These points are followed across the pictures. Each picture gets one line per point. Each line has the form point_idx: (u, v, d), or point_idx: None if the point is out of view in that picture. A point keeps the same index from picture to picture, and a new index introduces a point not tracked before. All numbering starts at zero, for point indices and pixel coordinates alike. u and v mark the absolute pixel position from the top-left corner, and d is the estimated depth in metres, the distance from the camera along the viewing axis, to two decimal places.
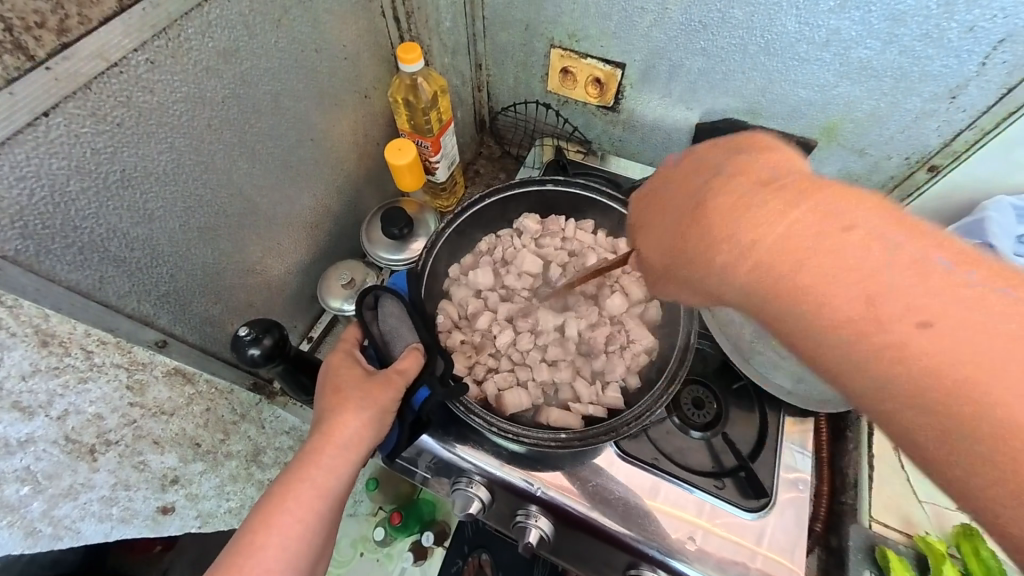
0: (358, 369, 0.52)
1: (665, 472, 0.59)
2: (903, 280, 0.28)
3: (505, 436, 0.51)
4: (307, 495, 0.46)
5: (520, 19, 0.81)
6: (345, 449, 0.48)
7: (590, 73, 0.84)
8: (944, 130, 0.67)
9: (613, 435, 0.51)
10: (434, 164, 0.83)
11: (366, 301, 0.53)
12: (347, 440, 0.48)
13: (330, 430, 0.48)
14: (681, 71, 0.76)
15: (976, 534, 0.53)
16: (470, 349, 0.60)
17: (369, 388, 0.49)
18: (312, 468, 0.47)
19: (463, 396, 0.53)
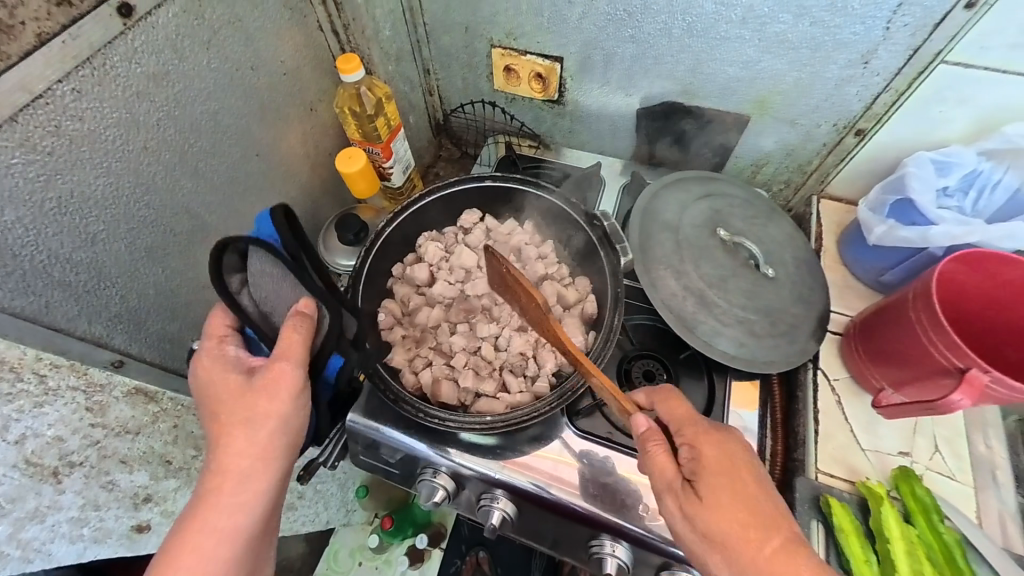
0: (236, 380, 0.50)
1: (617, 444, 0.62)
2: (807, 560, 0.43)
3: (430, 422, 0.53)
4: (206, 536, 0.48)
5: (460, 23, 0.84)
6: (234, 469, 0.49)
7: (532, 68, 0.87)
8: (863, 94, 0.69)
9: (535, 416, 0.53)
10: (388, 169, 0.85)
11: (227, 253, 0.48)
12: (239, 469, 0.49)
13: (217, 457, 0.49)
14: (615, 59, 0.80)
15: (913, 474, 0.54)
16: (412, 343, 0.62)
17: (251, 403, 0.49)
18: (206, 507, 0.49)
19: (392, 385, 0.55)
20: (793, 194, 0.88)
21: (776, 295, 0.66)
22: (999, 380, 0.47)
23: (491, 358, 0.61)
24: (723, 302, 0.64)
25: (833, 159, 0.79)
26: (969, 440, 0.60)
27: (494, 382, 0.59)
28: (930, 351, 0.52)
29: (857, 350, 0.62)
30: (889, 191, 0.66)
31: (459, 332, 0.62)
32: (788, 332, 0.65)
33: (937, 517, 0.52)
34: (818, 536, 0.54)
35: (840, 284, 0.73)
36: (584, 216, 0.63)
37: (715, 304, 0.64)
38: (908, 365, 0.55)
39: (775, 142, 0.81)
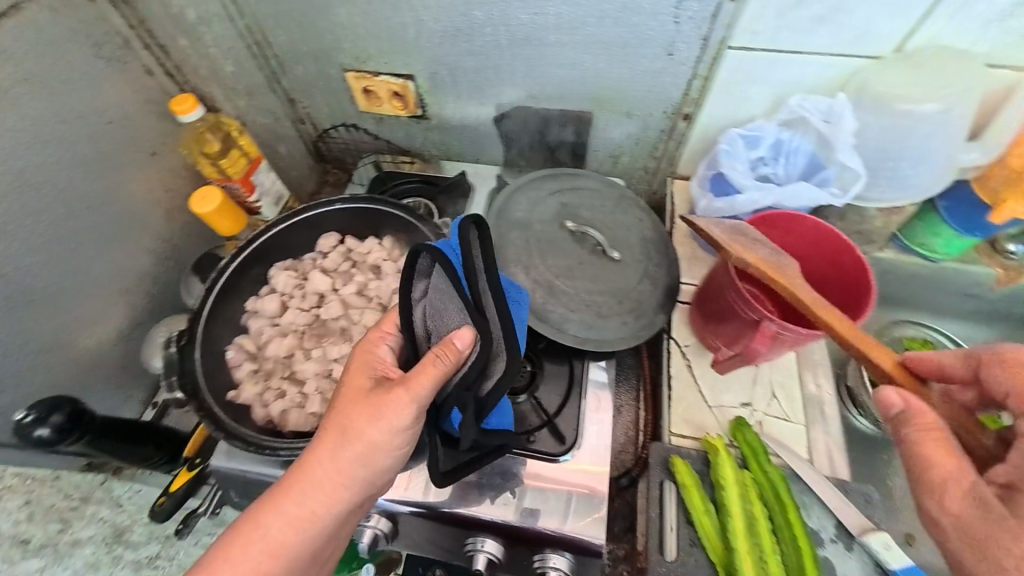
0: (359, 391, 0.51)
1: None
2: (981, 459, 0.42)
3: (263, 452, 0.52)
4: (254, 548, 0.47)
5: (307, 52, 0.85)
6: (318, 492, 0.49)
7: (387, 88, 0.89)
8: (678, 82, 0.75)
9: None
10: (254, 204, 0.84)
11: (419, 264, 0.50)
12: (308, 484, 0.49)
13: (292, 483, 0.48)
14: (460, 72, 0.83)
15: (744, 423, 0.59)
16: (262, 376, 0.60)
17: (320, 437, 0.49)
18: (265, 518, 0.48)
19: (228, 423, 0.53)
20: (654, 178, 0.94)
21: (622, 276, 0.71)
22: (783, 327, 0.52)
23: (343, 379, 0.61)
24: (571, 290, 0.68)
25: (674, 142, 0.85)
26: (801, 381, 0.66)
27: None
28: (737, 310, 0.57)
29: (697, 317, 0.68)
30: (709, 165, 0.72)
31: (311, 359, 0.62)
32: (636, 308, 0.69)
33: (764, 458, 0.57)
34: (669, 494, 0.58)
35: (690, 256, 0.79)
36: (428, 225, 0.65)
37: (563, 292, 0.67)
38: (728, 325, 0.61)
39: (622, 132, 0.87)
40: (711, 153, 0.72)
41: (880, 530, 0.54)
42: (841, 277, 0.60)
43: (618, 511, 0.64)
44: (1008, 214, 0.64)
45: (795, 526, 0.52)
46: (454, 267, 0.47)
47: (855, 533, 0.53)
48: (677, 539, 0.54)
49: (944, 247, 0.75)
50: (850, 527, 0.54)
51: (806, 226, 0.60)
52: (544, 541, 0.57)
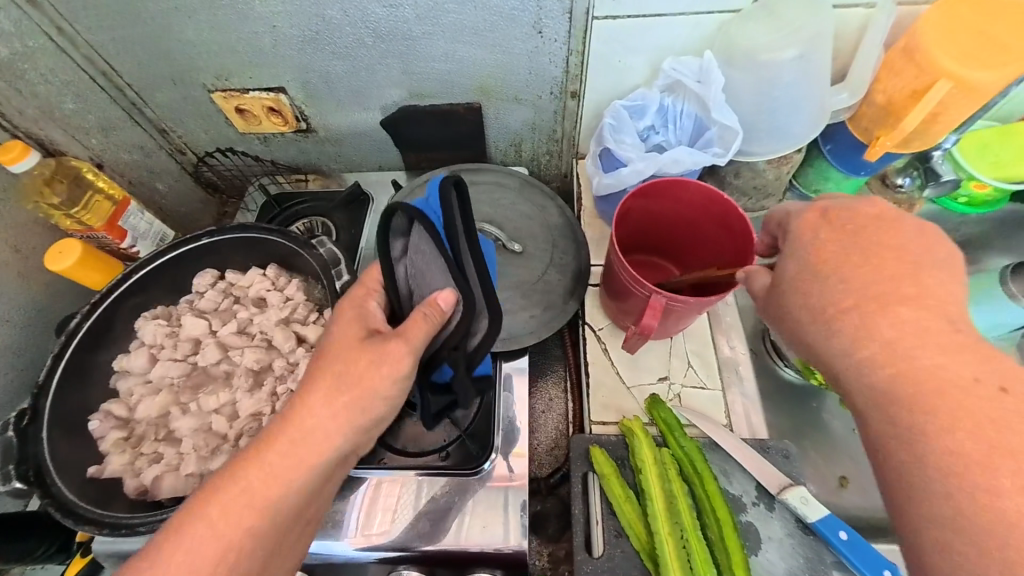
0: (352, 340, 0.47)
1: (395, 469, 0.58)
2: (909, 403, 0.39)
3: (122, 534, 0.47)
4: (238, 504, 0.42)
5: (162, 76, 0.78)
6: (302, 455, 0.44)
7: (261, 104, 0.83)
8: (556, 61, 0.73)
9: None
10: (129, 249, 0.78)
11: (395, 221, 0.48)
12: (305, 430, 0.45)
13: (275, 453, 0.44)
14: (333, 78, 0.78)
15: (659, 400, 0.58)
16: (132, 444, 0.56)
17: (316, 383, 0.46)
18: (253, 470, 0.43)
19: (81, 508, 0.48)
20: (560, 161, 0.92)
21: (525, 270, 0.69)
22: (670, 298, 0.52)
23: (226, 431, 0.56)
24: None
25: (570, 123, 0.83)
26: (715, 346, 0.66)
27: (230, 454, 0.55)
28: (630, 286, 0.56)
29: (606, 298, 0.66)
30: (599, 142, 0.71)
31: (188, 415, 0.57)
32: (543, 300, 0.67)
33: (680, 433, 0.56)
34: (593, 486, 0.56)
35: (598, 237, 0.77)
36: (304, 247, 0.60)
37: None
38: (627, 303, 0.60)
39: (516, 120, 0.84)
40: (599, 128, 0.70)
41: (797, 484, 0.54)
42: (730, 239, 0.59)
43: (552, 510, 0.63)
44: (880, 149, 0.64)
45: (714, 499, 0.52)
46: (433, 225, 0.45)
47: (773, 492, 0.53)
48: (603, 532, 0.53)
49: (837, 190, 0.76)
50: (768, 487, 0.54)
51: (689, 190, 0.59)
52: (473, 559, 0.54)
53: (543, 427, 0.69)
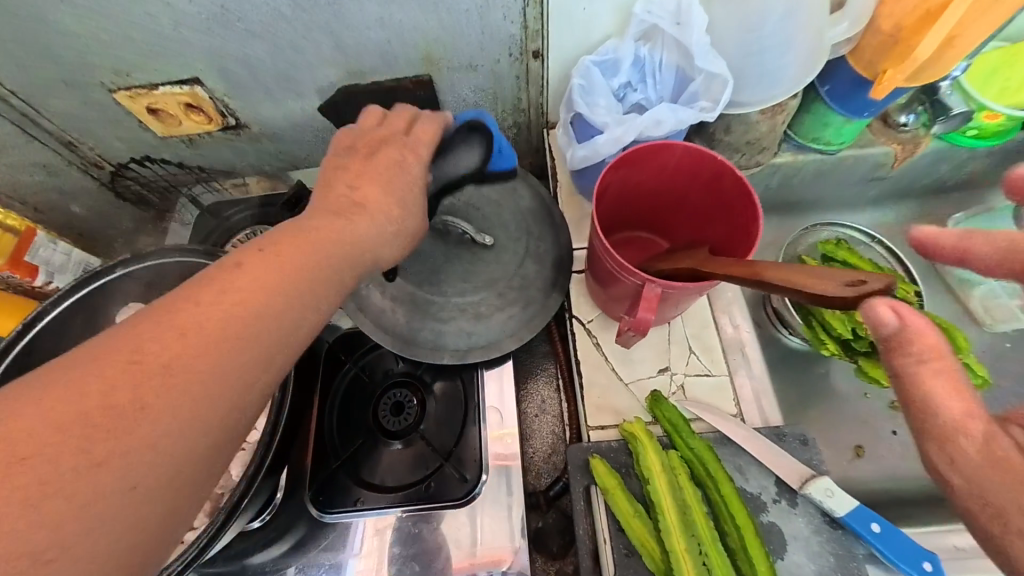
0: (342, 196, 0.43)
1: (376, 508, 0.52)
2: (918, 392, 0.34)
3: None
4: (218, 307, 0.32)
5: (48, 78, 0.65)
6: (265, 310, 0.33)
7: (176, 101, 0.71)
8: (513, 16, 0.62)
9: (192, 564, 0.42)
10: (44, 287, 0.68)
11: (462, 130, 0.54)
12: (309, 244, 0.38)
13: (222, 297, 0.33)
14: (254, 62, 0.66)
15: (660, 397, 0.52)
16: None
17: (341, 203, 0.42)
18: (229, 280, 0.34)
19: None
20: (528, 132, 0.83)
21: (498, 264, 0.60)
22: (666, 285, 0.44)
23: None
24: (440, 294, 0.57)
25: (535, 88, 0.73)
26: (715, 326, 0.60)
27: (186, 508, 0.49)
28: (618, 275, 0.49)
29: (592, 287, 0.59)
30: (568, 107, 0.61)
31: None
32: (522, 297, 0.59)
33: (686, 432, 0.50)
34: (596, 500, 0.50)
35: (577, 217, 0.69)
36: None
37: (430, 303, 0.57)
38: (617, 292, 0.52)
39: (474, 90, 0.74)
40: (567, 91, 0.61)
41: (819, 474, 0.49)
42: (727, 209, 0.51)
43: (554, 527, 0.56)
44: (887, 85, 0.56)
45: (731, 503, 0.46)
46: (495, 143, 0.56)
47: (795, 487, 0.48)
48: (611, 552, 0.48)
49: (837, 136, 0.68)
50: (789, 481, 0.48)
51: (677, 155, 0.51)
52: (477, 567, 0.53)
53: (537, 434, 0.62)
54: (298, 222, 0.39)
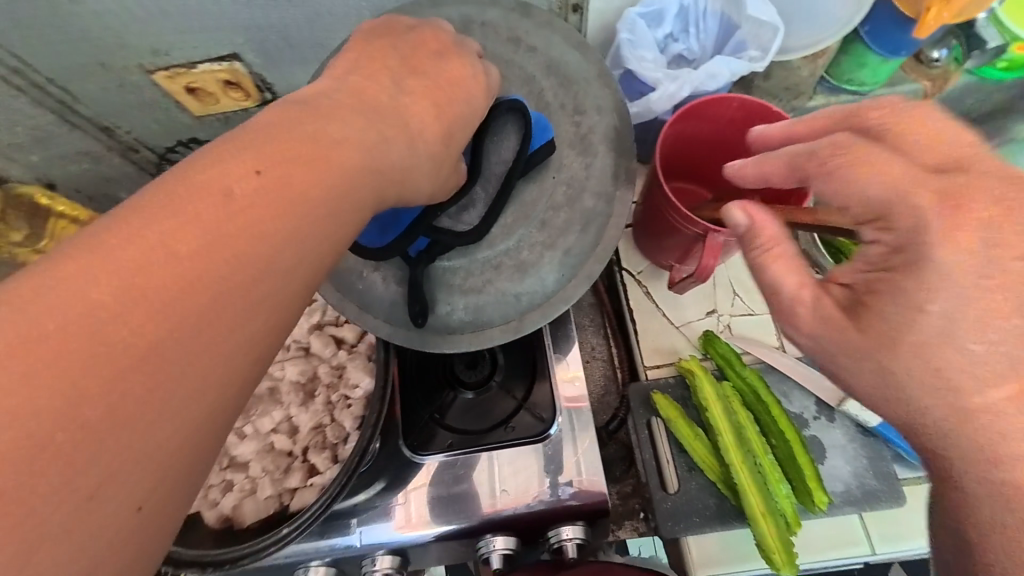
0: (389, 104, 0.37)
1: (462, 449, 0.59)
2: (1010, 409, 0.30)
3: (218, 570, 0.45)
4: (254, 221, 0.27)
5: (90, 61, 0.64)
6: (331, 246, 0.30)
7: (214, 79, 0.70)
8: None
9: (326, 507, 0.45)
10: None
11: (509, 145, 0.49)
12: (332, 143, 0.30)
13: (269, 204, 0.27)
14: (292, 33, 0.65)
15: (713, 336, 0.58)
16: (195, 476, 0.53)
17: (371, 91, 0.37)
18: (252, 179, 0.27)
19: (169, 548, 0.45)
20: None
21: (534, 186, 0.51)
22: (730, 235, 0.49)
23: (288, 448, 0.54)
24: (464, 258, 0.51)
25: (568, 43, 0.73)
26: None
27: (302, 470, 0.53)
28: (677, 225, 0.52)
29: (640, 242, 0.62)
30: (615, 64, 0.63)
31: (245, 441, 0.55)
32: (580, 214, 0.51)
33: (738, 363, 0.56)
34: (657, 430, 0.57)
35: None
36: None
37: (450, 273, 0.51)
38: (671, 243, 0.56)
39: None
40: (613, 47, 0.62)
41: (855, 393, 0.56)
42: None
43: (615, 455, 0.64)
44: (933, 24, 0.56)
45: (779, 421, 0.53)
46: (531, 120, 0.49)
47: (833, 405, 0.55)
48: (675, 470, 0.55)
49: (872, 76, 0.69)
50: (828, 400, 0.55)
51: (732, 106, 0.53)
52: (540, 500, 0.57)
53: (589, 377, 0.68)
54: (334, 105, 0.33)
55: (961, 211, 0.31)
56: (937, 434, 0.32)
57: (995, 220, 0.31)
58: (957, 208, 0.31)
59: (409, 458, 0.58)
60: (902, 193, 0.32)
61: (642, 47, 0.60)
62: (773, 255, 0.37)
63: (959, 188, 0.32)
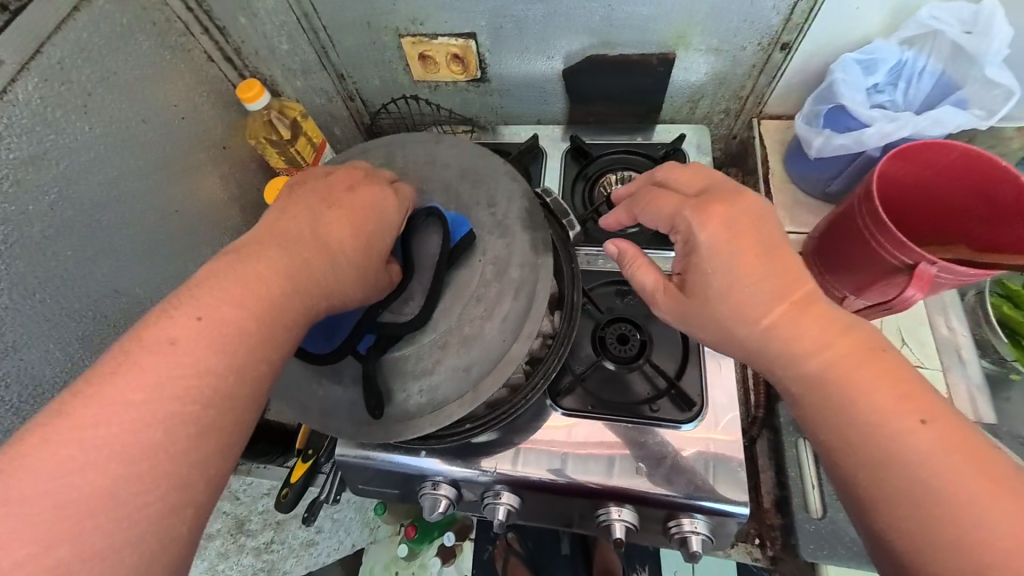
0: (308, 228, 0.43)
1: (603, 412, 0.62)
2: (923, 437, 0.35)
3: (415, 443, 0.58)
4: (191, 322, 0.35)
5: (358, 18, 0.76)
6: (236, 346, 0.36)
7: (446, 51, 0.80)
8: (780, 7, 0.66)
9: (507, 417, 0.56)
10: None
11: (425, 251, 0.53)
12: (271, 257, 0.39)
13: (184, 325, 0.35)
14: (527, 24, 0.74)
15: None
16: None
17: (295, 211, 0.44)
18: (216, 280, 0.37)
19: None
20: (734, 120, 0.86)
21: (464, 271, 0.55)
22: (945, 267, 0.49)
23: None
24: (413, 344, 0.53)
25: (765, 78, 0.77)
26: (931, 325, 0.64)
27: None
28: (879, 252, 0.53)
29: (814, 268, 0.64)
30: (820, 100, 0.66)
31: None
32: (510, 284, 0.53)
33: None
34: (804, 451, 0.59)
35: (790, 202, 0.75)
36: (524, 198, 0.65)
37: (405, 358, 0.53)
38: (858, 270, 0.57)
39: (704, 73, 0.78)
40: (823, 84, 0.66)
41: None
42: (992, 210, 0.55)
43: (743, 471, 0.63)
44: None
45: None
46: (447, 224, 0.54)
47: None
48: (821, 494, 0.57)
49: None
50: None
51: (952, 154, 0.54)
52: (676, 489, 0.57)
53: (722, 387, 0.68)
54: (249, 238, 0.42)
55: (740, 241, 0.44)
56: (864, 465, 0.37)
57: (736, 235, 0.44)
58: (709, 215, 0.45)
59: (550, 408, 0.63)
60: (676, 217, 0.48)
61: (852, 89, 0.64)
62: (737, 302, 0.43)
63: (810, 306, 0.42)
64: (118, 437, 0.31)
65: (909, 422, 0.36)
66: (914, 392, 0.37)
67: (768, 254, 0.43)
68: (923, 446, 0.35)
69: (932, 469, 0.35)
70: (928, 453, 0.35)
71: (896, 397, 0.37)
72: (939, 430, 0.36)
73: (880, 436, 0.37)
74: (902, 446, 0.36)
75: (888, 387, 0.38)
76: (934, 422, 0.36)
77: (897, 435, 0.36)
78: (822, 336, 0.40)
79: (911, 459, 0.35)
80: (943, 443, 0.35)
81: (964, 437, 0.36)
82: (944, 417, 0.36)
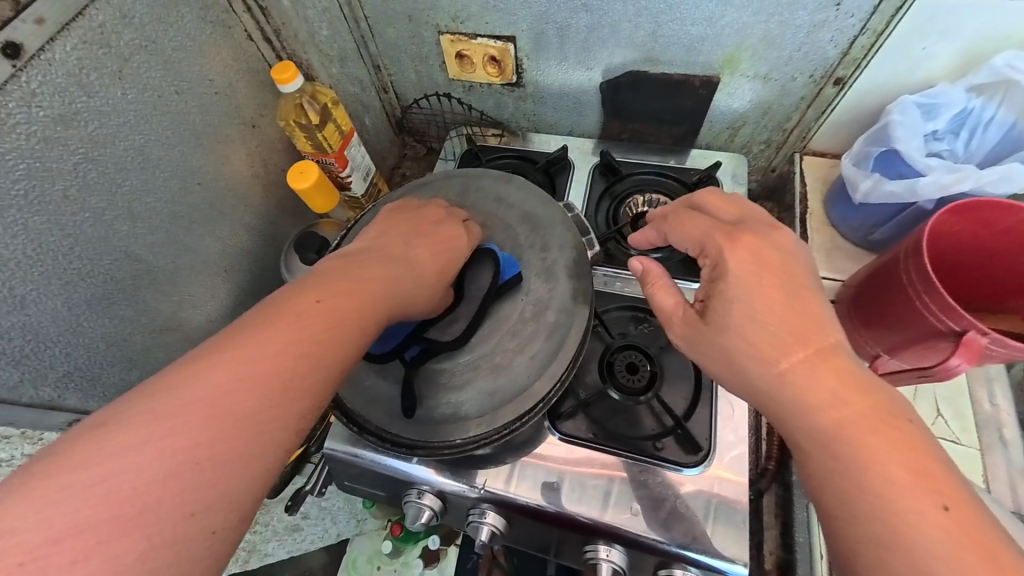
0: (394, 254, 0.49)
1: (604, 444, 0.59)
2: (927, 519, 0.32)
3: (399, 451, 0.52)
4: (265, 339, 0.37)
5: (401, 12, 0.75)
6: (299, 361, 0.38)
7: (484, 52, 0.79)
8: (839, 39, 0.63)
9: (506, 435, 0.51)
10: (346, 179, 0.78)
11: (481, 279, 0.56)
12: (343, 282, 0.43)
13: (250, 349, 0.36)
14: (569, 32, 0.72)
15: None
16: None
17: (380, 244, 0.50)
18: (287, 307, 0.39)
19: (356, 417, 0.54)
20: (774, 152, 0.81)
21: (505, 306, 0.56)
22: (998, 339, 0.46)
23: None
24: (449, 360, 0.54)
25: (814, 112, 0.73)
26: (972, 399, 0.59)
27: None
28: (924, 313, 0.50)
29: (850, 321, 0.60)
30: (873, 141, 0.62)
31: None
32: (545, 326, 0.54)
33: None
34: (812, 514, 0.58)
35: (829, 246, 0.71)
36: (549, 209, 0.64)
37: (440, 373, 0.54)
38: (900, 328, 0.53)
39: (749, 101, 0.74)
40: (879, 124, 0.61)
41: None
42: None
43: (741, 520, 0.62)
44: None
45: None
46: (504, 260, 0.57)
47: None
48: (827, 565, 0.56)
49: None
50: None
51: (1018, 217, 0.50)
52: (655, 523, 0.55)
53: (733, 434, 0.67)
54: (333, 262, 0.46)
55: (766, 276, 0.42)
56: (859, 533, 0.34)
57: (764, 266, 0.42)
58: (740, 244, 0.44)
59: (545, 430, 0.61)
60: (707, 239, 0.46)
61: (911, 134, 0.60)
62: (760, 335, 0.40)
63: (832, 355, 0.39)
64: (170, 449, 0.32)
65: (917, 500, 0.33)
66: (925, 467, 0.34)
67: (794, 297, 0.41)
68: (931, 529, 0.32)
69: (934, 554, 0.31)
70: (935, 539, 0.32)
71: (908, 467, 0.34)
72: (955, 517, 0.32)
73: (883, 503, 0.34)
74: (908, 523, 0.33)
75: (898, 458, 0.35)
76: (950, 507, 0.33)
77: (899, 514, 0.33)
78: (841, 392, 0.37)
79: (911, 543, 0.32)
80: (953, 530, 0.32)
81: (980, 531, 0.32)
82: (959, 505, 0.33)
